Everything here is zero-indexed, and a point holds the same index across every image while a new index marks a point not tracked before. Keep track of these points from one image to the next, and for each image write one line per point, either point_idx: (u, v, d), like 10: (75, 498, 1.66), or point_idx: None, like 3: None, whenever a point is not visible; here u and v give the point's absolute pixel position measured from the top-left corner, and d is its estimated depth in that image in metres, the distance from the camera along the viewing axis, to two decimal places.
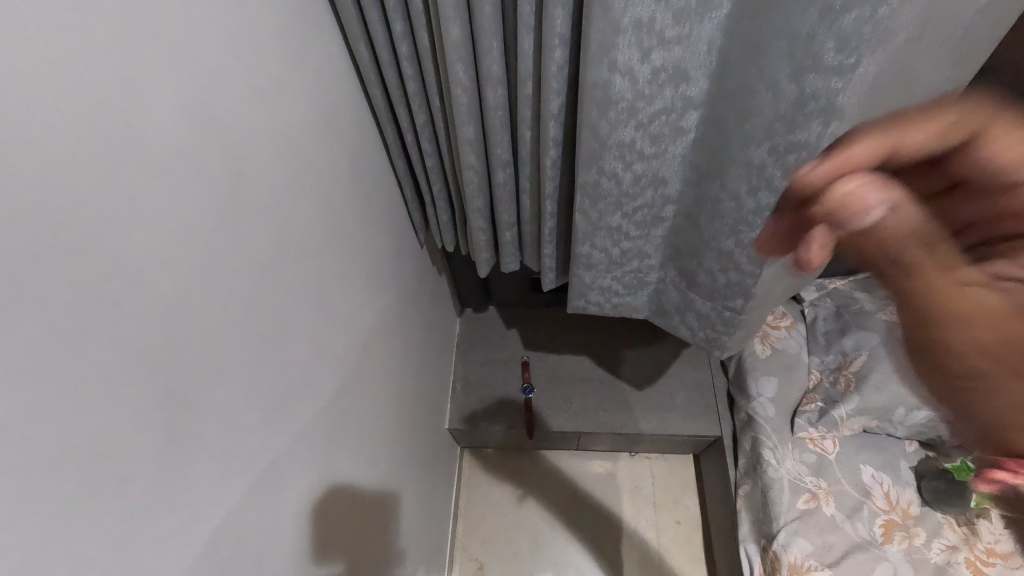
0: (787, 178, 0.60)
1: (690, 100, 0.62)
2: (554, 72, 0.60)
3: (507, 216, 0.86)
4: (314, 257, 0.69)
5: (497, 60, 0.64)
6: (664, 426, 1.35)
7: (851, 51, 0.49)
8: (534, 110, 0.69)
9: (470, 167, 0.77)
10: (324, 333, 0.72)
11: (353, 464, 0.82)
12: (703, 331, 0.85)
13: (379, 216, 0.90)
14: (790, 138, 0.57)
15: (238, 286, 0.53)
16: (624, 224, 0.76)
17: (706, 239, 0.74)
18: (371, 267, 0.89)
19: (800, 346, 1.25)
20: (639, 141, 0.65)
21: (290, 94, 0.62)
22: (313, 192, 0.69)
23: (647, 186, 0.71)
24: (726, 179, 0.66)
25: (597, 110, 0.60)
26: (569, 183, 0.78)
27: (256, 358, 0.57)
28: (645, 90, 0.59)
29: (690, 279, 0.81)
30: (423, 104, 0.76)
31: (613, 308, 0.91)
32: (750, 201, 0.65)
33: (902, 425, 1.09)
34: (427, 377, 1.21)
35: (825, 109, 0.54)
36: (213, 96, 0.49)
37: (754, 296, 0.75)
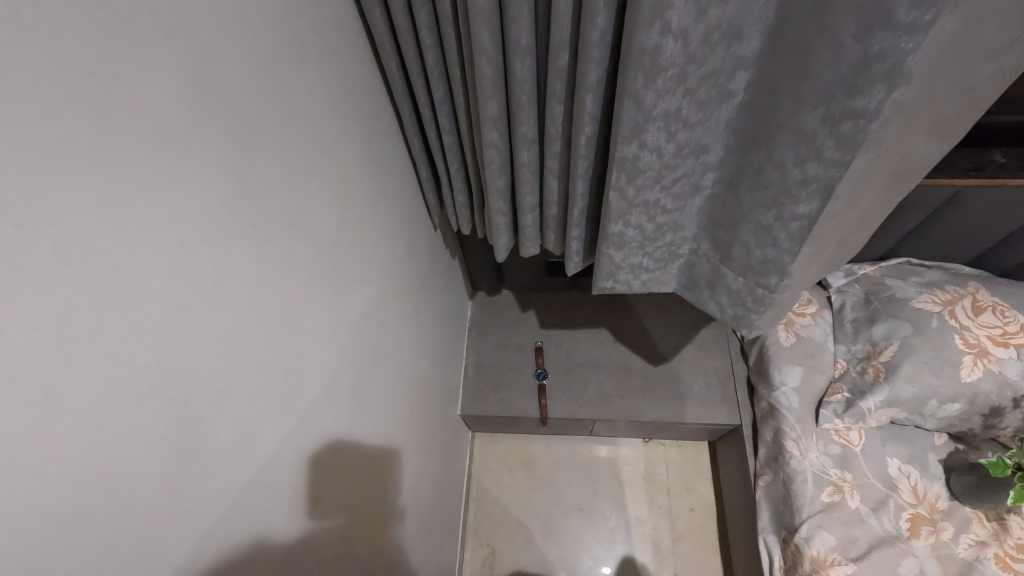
0: (844, 150, 0.50)
1: (741, 60, 0.54)
2: (597, 38, 0.54)
3: (532, 196, 0.81)
4: (326, 246, 0.65)
5: (528, 27, 0.58)
6: (681, 414, 1.32)
7: (930, 6, 0.39)
8: (566, 83, 0.63)
9: (494, 146, 0.72)
10: (332, 317, 0.67)
11: (367, 459, 0.79)
12: (732, 307, 0.75)
13: (388, 194, 0.84)
14: (848, 103, 0.47)
15: (247, 281, 0.49)
16: (662, 197, 0.68)
17: (745, 211, 0.64)
18: (379, 247, 0.82)
19: (825, 334, 1.20)
20: (685, 108, 0.57)
21: (300, 66, 0.57)
22: (319, 165, 0.62)
23: (687, 155, 0.63)
24: (772, 147, 0.56)
25: (643, 77, 0.53)
26: (601, 161, 0.72)
27: (267, 357, 0.53)
28: (697, 53, 0.52)
29: (724, 254, 0.72)
30: (443, 77, 0.70)
31: (641, 285, 0.83)
32: (796, 172, 0.55)
33: (932, 418, 1.06)
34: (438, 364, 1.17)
35: (890, 72, 0.44)
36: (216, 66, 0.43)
37: (791, 274, 0.65)
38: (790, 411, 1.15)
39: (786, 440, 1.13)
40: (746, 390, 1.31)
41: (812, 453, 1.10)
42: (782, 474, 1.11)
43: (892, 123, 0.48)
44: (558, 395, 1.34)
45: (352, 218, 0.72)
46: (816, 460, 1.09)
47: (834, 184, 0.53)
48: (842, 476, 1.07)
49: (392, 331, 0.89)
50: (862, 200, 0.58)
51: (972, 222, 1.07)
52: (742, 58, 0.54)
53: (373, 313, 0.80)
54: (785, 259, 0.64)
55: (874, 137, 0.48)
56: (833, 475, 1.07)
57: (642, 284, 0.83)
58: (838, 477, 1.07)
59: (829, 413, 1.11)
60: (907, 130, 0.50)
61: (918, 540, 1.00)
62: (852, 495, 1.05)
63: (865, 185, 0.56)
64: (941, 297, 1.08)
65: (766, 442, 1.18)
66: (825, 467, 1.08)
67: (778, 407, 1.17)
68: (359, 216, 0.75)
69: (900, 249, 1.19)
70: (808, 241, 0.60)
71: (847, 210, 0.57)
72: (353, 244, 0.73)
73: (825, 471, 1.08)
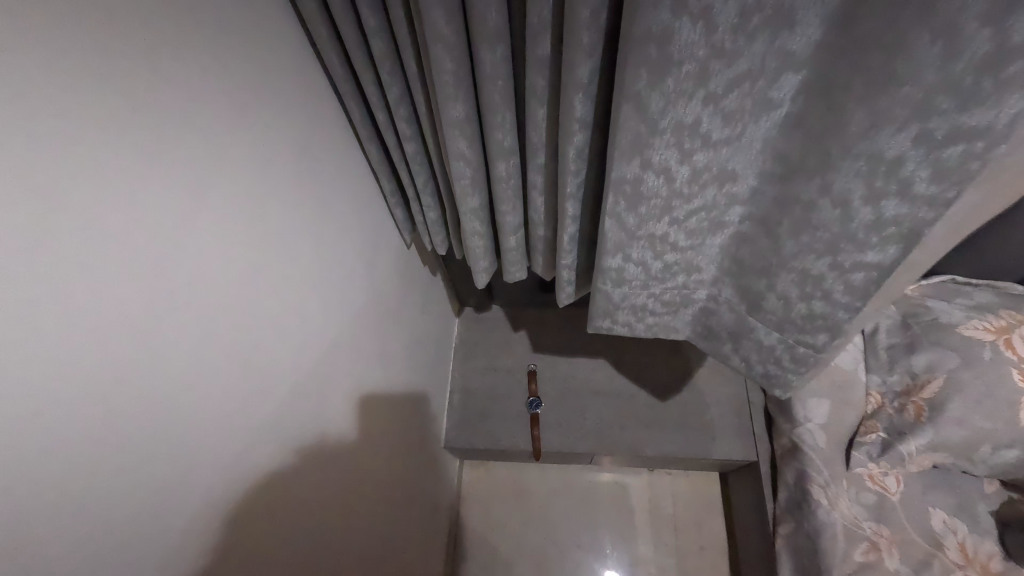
0: (943, 182, 0.37)
1: (790, 59, 0.40)
2: (586, 18, 0.39)
3: (513, 215, 0.67)
4: (253, 287, 0.51)
5: (497, 4, 0.43)
6: (692, 449, 1.18)
7: None
8: (551, 78, 0.49)
9: (461, 156, 0.57)
10: (268, 381, 0.54)
11: (319, 537, 0.64)
12: (762, 364, 0.63)
13: (342, 214, 0.70)
14: (959, 119, 0.34)
15: (116, 361, 0.35)
16: (672, 231, 0.55)
17: (785, 252, 0.51)
18: (333, 281, 0.68)
19: (856, 362, 1.06)
20: (706, 120, 0.43)
21: (200, 61, 0.42)
22: (242, 190, 0.49)
23: (710, 182, 0.50)
24: (831, 174, 0.43)
25: (647, 76, 0.40)
26: (596, 176, 0.58)
27: (153, 459, 0.38)
28: (728, 44, 0.38)
29: (752, 303, 0.59)
30: (397, 71, 0.56)
31: (647, 329, 0.70)
32: (864, 208, 0.43)
33: (982, 463, 0.91)
34: (418, 398, 1.03)
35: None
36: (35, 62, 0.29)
37: (846, 333, 0.53)
38: (816, 452, 1.01)
39: (811, 486, 0.99)
40: (764, 421, 1.17)
41: (842, 503, 0.96)
42: (807, 526, 0.97)
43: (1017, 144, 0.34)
44: (553, 426, 1.20)
45: (291, 251, 0.58)
46: (848, 511, 0.95)
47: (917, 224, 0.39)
48: (877, 531, 0.92)
49: (354, 374, 0.75)
50: (945, 239, 0.44)
51: None
52: (790, 54, 0.39)
53: (329, 361, 0.67)
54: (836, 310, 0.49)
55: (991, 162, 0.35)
56: (867, 529, 0.93)
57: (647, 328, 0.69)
58: (873, 532, 0.92)
59: (863, 456, 0.97)
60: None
61: None
62: (890, 553, 0.90)
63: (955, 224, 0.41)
64: (995, 323, 0.92)
65: (787, 485, 1.05)
66: (858, 520, 0.94)
67: (802, 447, 1.03)
68: (303, 246, 0.61)
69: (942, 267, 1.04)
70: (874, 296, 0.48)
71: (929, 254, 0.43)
72: (296, 284, 0.59)
73: (858, 524, 0.93)
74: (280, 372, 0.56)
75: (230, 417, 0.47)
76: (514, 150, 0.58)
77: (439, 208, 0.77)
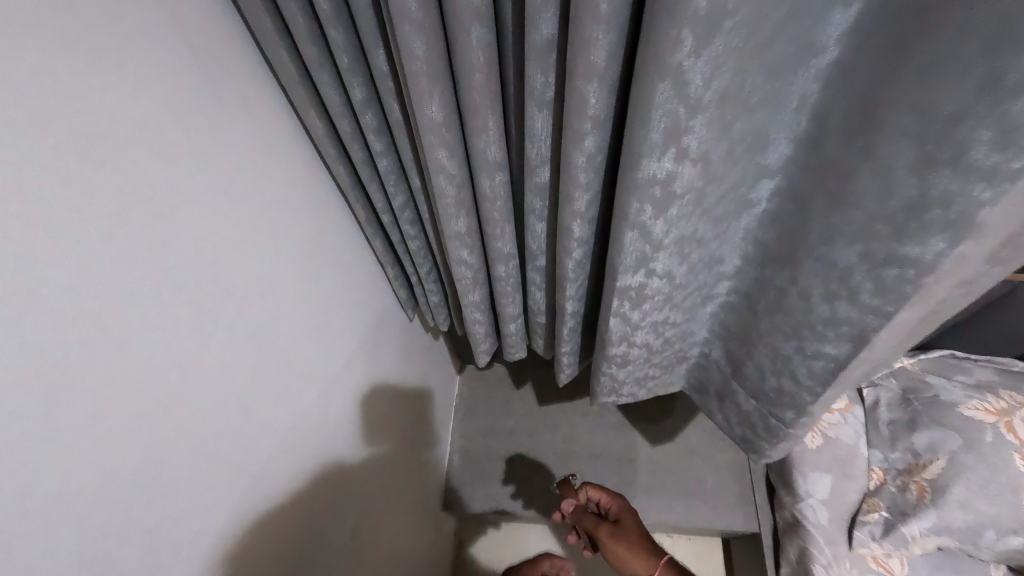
0: (882, 301, 0.43)
1: (766, 169, 0.46)
2: (583, 163, 0.42)
3: (514, 309, 0.69)
4: (261, 380, 0.53)
5: (497, 143, 0.45)
6: (690, 517, 1.16)
7: (1014, 152, 0.31)
8: (550, 198, 0.51)
9: (462, 264, 0.59)
10: (283, 417, 0.57)
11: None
12: (740, 428, 0.70)
13: (350, 291, 0.73)
14: (895, 250, 0.40)
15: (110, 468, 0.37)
16: (670, 314, 0.61)
17: (761, 332, 0.58)
18: (348, 360, 0.72)
19: (857, 437, 1.05)
20: (702, 228, 0.50)
21: (207, 172, 0.45)
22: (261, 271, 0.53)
23: (701, 270, 0.56)
24: (797, 277, 0.50)
25: (652, 209, 0.44)
26: (595, 276, 0.61)
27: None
28: (717, 170, 0.44)
29: (736, 370, 0.66)
30: (401, 185, 0.57)
31: (645, 393, 0.77)
32: (820, 308, 0.49)
33: (989, 550, 0.90)
34: (422, 427, 1.06)
35: (949, 225, 0.35)
36: (95, 189, 0.35)
37: (810, 412, 0.59)
38: (818, 529, 0.99)
39: (812, 564, 0.97)
40: (764, 490, 1.16)
41: None
42: None
43: (948, 281, 0.39)
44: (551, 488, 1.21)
45: (313, 344, 0.63)
46: None
47: (873, 331, 0.45)
48: None
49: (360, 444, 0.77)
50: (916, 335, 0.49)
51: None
52: (767, 167, 0.46)
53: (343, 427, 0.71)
54: (804, 397, 0.57)
55: (925, 295, 0.41)
56: None
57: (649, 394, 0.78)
58: None
59: (865, 536, 0.95)
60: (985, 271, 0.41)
61: None
62: None
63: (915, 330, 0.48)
64: (994, 403, 0.94)
65: (790, 561, 1.02)
66: None
67: (802, 522, 1.01)
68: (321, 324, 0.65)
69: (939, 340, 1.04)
70: (833, 383, 0.52)
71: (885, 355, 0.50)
72: (310, 373, 0.63)
73: None
74: (300, 396, 0.61)
75: (263, 448, 0.54)
76: (514, 256, 0.59)
77: (442, 293, 0.78)
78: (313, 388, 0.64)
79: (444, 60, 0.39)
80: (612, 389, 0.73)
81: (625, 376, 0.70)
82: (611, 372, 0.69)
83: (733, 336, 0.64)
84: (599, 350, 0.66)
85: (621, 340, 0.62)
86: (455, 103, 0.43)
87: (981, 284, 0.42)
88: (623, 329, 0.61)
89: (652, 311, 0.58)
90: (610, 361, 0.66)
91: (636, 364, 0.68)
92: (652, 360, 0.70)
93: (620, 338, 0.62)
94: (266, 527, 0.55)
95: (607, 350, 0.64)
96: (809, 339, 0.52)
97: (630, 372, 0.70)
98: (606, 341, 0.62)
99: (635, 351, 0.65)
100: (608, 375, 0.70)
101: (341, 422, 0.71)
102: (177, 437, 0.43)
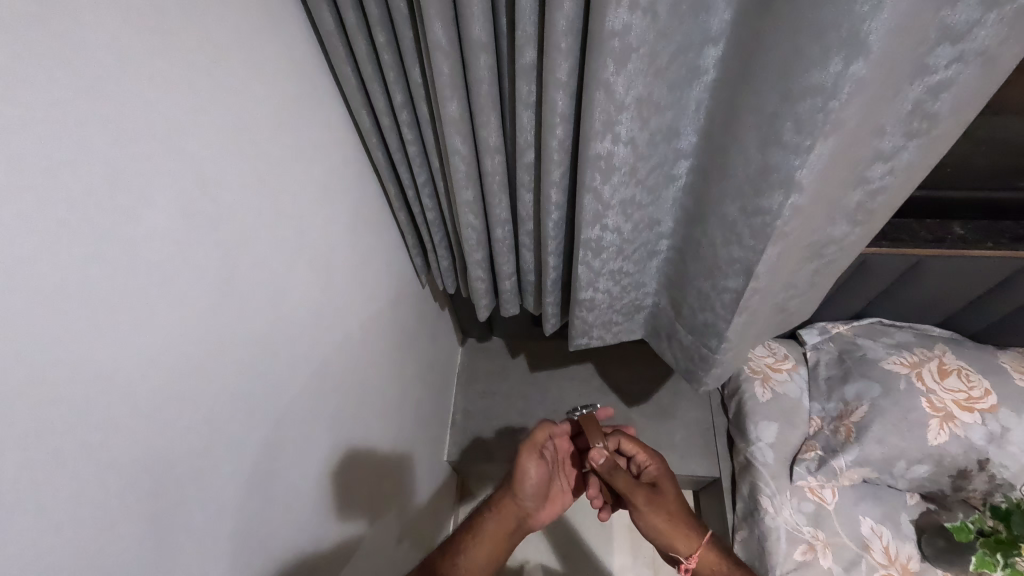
0: (758, 239, 0.64)
1: (681, 151, 0.68)
2: (555, 146, 0.62)
3: (509, 268, 0.88)
4: (321, 306, 0.73)
5: (495, 133, 0.64)
6: (662, 464, 1.35)
7: (807, 133, 0.52)
8: (535, 174, 0.70)
9: (469, 227, 0.78)
10: (335, 335, 0.78)
11: (346, 489, 0.84)
12: (684, 361, 0.92)
13: (383, 253, 0.93)
14: (757, 202, 0.61)
15: (244, 337, 0.56)
16: (625, 264, 0.82)
17: (690, 276, 0.80)
18: (376, 308, 0.93)
19: (800, 391, 1.24)
20: (637, 194, 0.70)
21: (303, 150, 0.66)
22: (327, 225, 0.74)
23: (644, 229, 0.77)
24: (708, 229, 0.71)
25: (600, 177, 0.64)
26: (569, 238, 0.80)
27: (248, 427, 0.58)
28: (645, 151, 0.64)
29: (678, 311, 0.88)
30: (423, 166, 0.76)
31: (612, 336, 0.98)
32: (724, 252, 0.71)
33: (902, 478, 1.09)
34: (430, 378, 1.26)
35: (785, 181, 0.57)
36: (242, 154, 0.55)
37: (728, 339, 0.80)
38: (765, 466, 1.18)
39: (760, 496, 1.15)
40: (725, 441, 1.35)
41: (786, 511, 1.13)
42: (757, 531, 1.13)
43: (794, 222, 0.61)
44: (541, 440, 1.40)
45: (355, 289, 0.84)
46: (791, 518, 1.12)
47: (752, 266, 0.68)
48: (815, 534, 1.10)
49: (380, 377, 0.97)
50: (786, 267, 0.71)
51: (933, 290, 1.12)
52: (681, 149, 0.68)
53: (369, 358, 0.91)
54: (720, 325, 0.79)
55: (782, 230, 0.61)
56: (806, 533, 1.10)
57: (615, 337, 0.99)
58: (812, 535, 1.10)
59: (804, 470, 1.15)
60: (810, 218, 0.64)
61: None
62: (825, 554, 1.08)
63: (785, 263, 0.69)
64: (909, 358, 1.13)
65: (743, 496, 1.20)
66: (798, 525, 1.11)
67: (753, 462, 1.19)
68: (363, 274, 0.86)
69: (871, 310, 1.22)
70: (739, 309, 0.74)
71: (769, 284, 0.71)
72: (356, 310, 0.84)
73: (799, 529, 1.11)
74: (346, 325, 0.81)
75: (321, 359, 0.74)
76: (508, 221, 0.78)
77: (450, 258, 0.98)
78: (354, 324, 0.84)
79: (461, 76, 0.58)
80: (585, 329, 0.94)
81: (594, 317, 0.91)
82: (582, 313, 0.89)
83: (673, 283, 0.85)
84: (575, 296, 0.86)
85: (589, 283, 0.83)
86: (468, 105, 0.62)
87: (814, 218, 0.63)
88: (590, 276, 0.81)
89: (613, 260, 0.80)
90: (581, 302, 0.87)
91: (603, 306, 0.89)
92: (616, 305, 0.91)
93: (587, 283, 0.82)
94: (319, 415, 0.74)
95: (580, 293, 0.84)
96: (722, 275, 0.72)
97: (597, 314, 0.91)
98: (578, 285, 0.83)
99: (600, 294, 0.86)
100: (580, 316, 0.90)
101: (370, 356, 0.91)
102: (278, 328, 0.63)
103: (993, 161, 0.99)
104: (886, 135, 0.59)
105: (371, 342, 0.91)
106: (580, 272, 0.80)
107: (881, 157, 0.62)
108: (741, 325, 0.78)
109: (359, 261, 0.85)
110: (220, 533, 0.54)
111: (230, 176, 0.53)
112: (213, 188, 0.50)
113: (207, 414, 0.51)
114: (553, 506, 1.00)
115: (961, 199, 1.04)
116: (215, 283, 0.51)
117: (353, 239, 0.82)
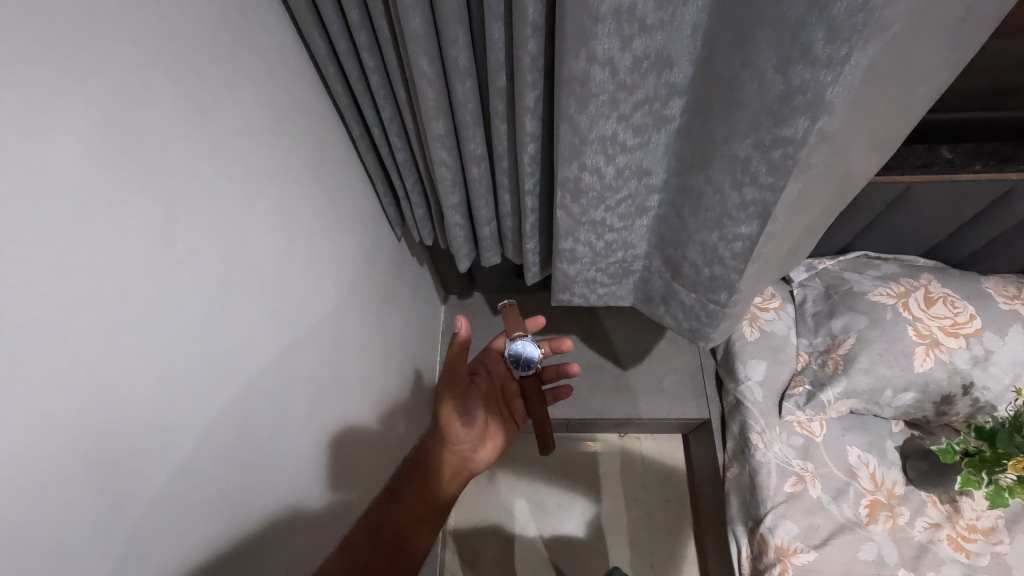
0: (773, 173, 0.59)
1: (673, 87, 0.62)
2: (528, 65, 0.56)
3: (486, 211, 0.82)
4: (275, 263, 0.68)
5: (464, 51, 0.57)
6: (654, 410, 1.35)
7: (842, 42, 0.47)
8: (507, 101, 0.64)
9: (442, 164, 0.72)
10: (294, 292, 0.72)
11: (318, 454, 0.79)
12: (688, 321, 0.86)
13: (343, 200, 0.87)
14: (777, 131, 0.56)
15: (188, 304, 0.52)
16: (608, 217, 0.77)
17: (691, 232, 0.75)
18: (341, 263, 0.87)
19: (788, 328, 1.24)
20: (621, 133, 0.64)
21: (239, 84, 0.60)
22: (276, 172, 0.68)
23: (630, 177, 0.71)
24: (711, 172, 0.66)
25: (576, 103, 0.59)
26: (547, 178, 0.75)
27: (204, 391, 0.54)
28: (628, 80, 0.58)
29: (674, 270, 0.83)
30: (389, 96, 0.69)
31: (597, 297, 0.93)
32: (734, 194, 0.65)
33: (890, 407, 1.11)
34: (406, 334, 1.21)
35: (813, 104, 0.52)
36: (128, 89, 0.45)
37: (738, 290, 0.75)
38: (755, 404, 1.19)
39: (751, 433, 1.16)
40: (715, 385, 1.35)
41: (776, 445, 1.14)
42: (747, 466, 1.15)
43: (820, 152, 0.56)
44: None
45: (314, 243, 0.78)
46: (781, 452, 1.13)
47: (769, 207, 0.63)
48: (804, 466, 1.11)
49: (351, 336, 0.92)
50: (809, 211, 0.66)
51: (919, 219, 1.10)
52: (673, 84, 0.61)
53: (337, 320, 0.86)
54: (731, 276, 0.74)
55: (806, 161, 0.57)
56: (796, 466, 1.12)
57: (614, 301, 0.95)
58: (801, 467, 1.11)
59: (793, 405, 1.15)
60: (839, 154, 0.58)
61: (876, 526, 1.06)
62: (814, 485, 1.10)
63: (807, 204, 0.64)
64: (894, 289, 1.12)
65: (734, 435, 1.22)
66: (789, 459, 1.13)
67: (744, 401, 1.20)
68: (322, 233, 0.81)
69: (858, 242, 1.21)
70: (752, 258, 0.70)
71: (787, 228, 0.67)
72: (317, 267, 0.79)
73: (789, 462, 1.12)
74: (303, 283, 0.75)
75: (279, 325, 0.69)
76: (484, 157, 0.72)
77: (426, 207, 0.93)
78: (315, 280, 0.79)
79: None
80: (565, 279, 0.89)
81: (590, 267, 0.86)
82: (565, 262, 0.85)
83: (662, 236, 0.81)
84: (566, 246, 0.81)
85: (567, 231, 0.78)
86: (432, 19, 0.55)
87: (841, 150, 0.58)
88: (564, 228, 0.77)
89: (618, 209, 0.76)
90: (562, 255, 0.83)
91: (603, 262, 0.85)
92: (616, 257, 0.85)
93: (564, 231, 0.77)
94: (286, 377, 0.70)
95: (566, 239, 0.79)
96: (728, 226, 0.69)
97: (599, 262, 0.85)
98: (567, 230, 0.78)
99: (581, 244, 0.81)
100: (569, 267, 0.86)
101: (337, 318, 0.86)
102: (229, 283, 0.58)
103: (994, 82, 0.94)
104: (936, 50, 0.52)
105: (339, 299, 0.87)
106: (564, 218, 0.75)
107: (925, 79, 0.55)
108: (753, 275, 0.73)
109: (314, 220, 0.78)
110: (173, 510, 0.50)
111: (106, 114, 0.43)
112: (82, 141, 0.41)
113: (111, 402, 0.43)
114: (494, 444, 0.97)
115: (958, 123, 1.01)
116: (118, 257, 0.44)
117: (307, 187, 0.76)
